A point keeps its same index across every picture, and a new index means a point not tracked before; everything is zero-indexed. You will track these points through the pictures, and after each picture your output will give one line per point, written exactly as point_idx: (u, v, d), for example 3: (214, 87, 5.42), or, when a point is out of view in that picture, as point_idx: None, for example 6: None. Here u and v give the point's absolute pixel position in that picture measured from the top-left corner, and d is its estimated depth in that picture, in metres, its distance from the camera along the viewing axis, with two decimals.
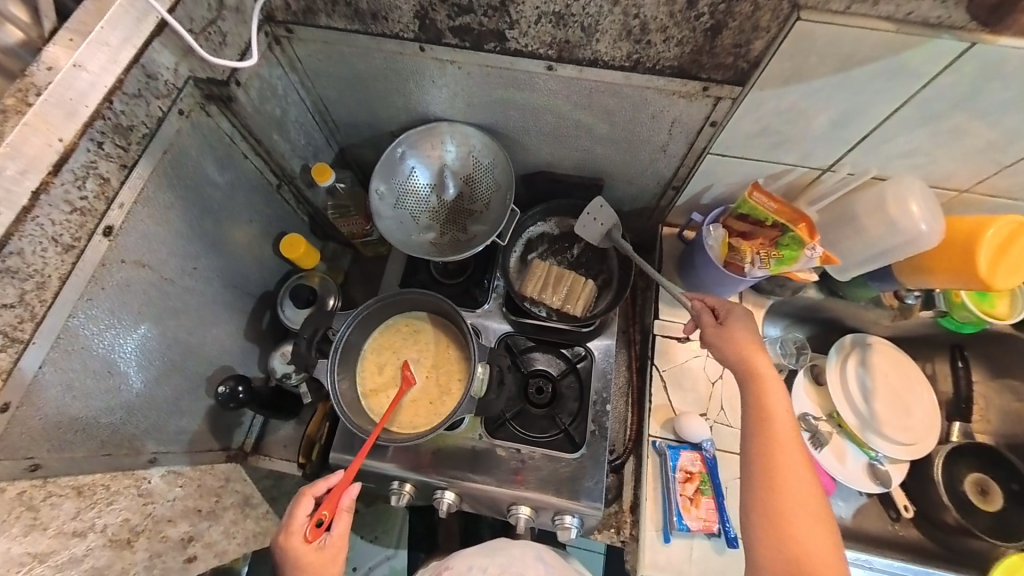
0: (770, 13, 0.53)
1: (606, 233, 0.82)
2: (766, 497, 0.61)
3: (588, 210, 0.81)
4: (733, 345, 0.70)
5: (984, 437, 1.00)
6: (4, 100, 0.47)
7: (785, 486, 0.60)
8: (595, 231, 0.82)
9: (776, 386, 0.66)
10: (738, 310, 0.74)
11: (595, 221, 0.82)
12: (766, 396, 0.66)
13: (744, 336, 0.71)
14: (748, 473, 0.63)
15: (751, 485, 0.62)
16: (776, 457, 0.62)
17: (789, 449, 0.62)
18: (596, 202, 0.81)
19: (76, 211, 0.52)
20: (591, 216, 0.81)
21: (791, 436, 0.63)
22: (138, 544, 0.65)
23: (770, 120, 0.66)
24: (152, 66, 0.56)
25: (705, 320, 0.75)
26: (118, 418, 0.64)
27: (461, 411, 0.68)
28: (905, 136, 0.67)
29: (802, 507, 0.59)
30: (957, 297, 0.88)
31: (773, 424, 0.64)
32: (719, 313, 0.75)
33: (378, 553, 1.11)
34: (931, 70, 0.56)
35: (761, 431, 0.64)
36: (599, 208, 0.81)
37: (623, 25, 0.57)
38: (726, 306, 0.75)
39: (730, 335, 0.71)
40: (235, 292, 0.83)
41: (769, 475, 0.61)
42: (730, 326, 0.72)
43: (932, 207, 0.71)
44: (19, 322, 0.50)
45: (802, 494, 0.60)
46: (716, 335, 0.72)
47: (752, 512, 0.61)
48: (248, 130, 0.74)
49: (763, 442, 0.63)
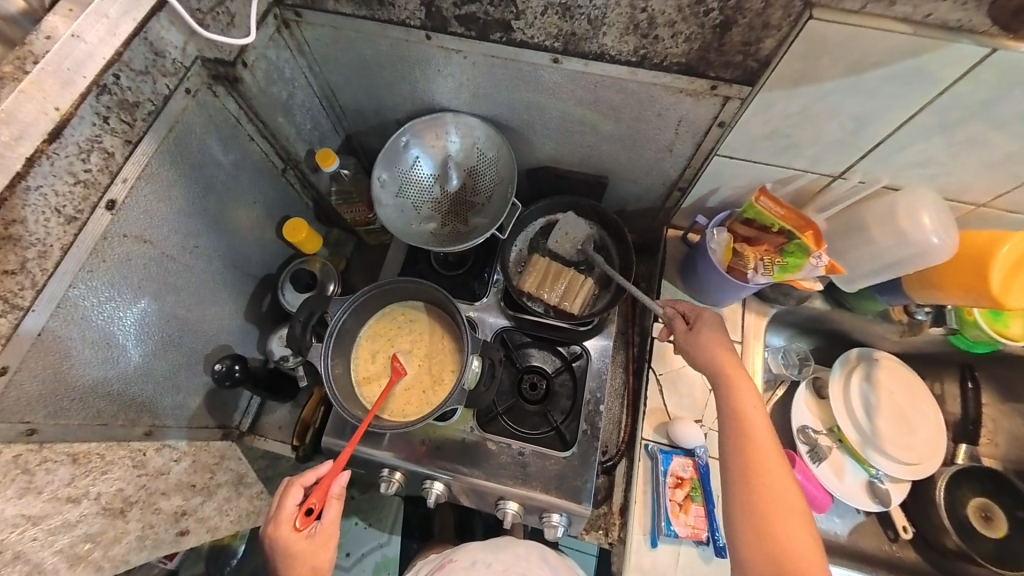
0: (781, 11, 0.52)
1: (579, 246, 0.87)
2: (752, 508, 0.59)
3: (560, 222, 0.87)
4: (708, 352, 0.70)
5: (992, 462, 0.96)
6: (1, 67, 0.47)
7: (767, 493, 0.59)
8: (568, 244, 0.87)
9: (750, 391, 0.66)
10: (708, 314, 0.73)
11: (567, 233, 0.87)
12: (742, 402, 0.65)
13: (716, 341, 0.70)
14: (731, 485, 0.62)
15: (733, 496, 0.61)
16: (755, 465, 0.61)
17: (768, 454, 0.61)
18: (565, 217, 0.87)
19: (79, 182, 0.53)
20: (563, 228, 0.87)
21: (768, 437, 0.63)
22: (131, 514, 0.66)
23: (779, 123, 0.65)
24: (161, 44, 0.57)
25: (677, 326, 0.74)
26: (116, 389, 0.65)
27: (451, 401, 0.67)
28: (920, 145, 0.65)
29: (787, 514, 0.58)
30: (969, 315, 0.85)
31: (750, 429, 0.63)
32: (689, 318, 0.74)
33: (371, 539, 1.12)
34: (950, 76, 0.54)
35: (739, 439, 0.63)
36: (570, 221, 0.87)
37: (630, 18, 0.56)
38: (696, 311, 0.74)
39: (701, 341, 0.71)
40: (236, 273, 0.84)
41: (750, 484, 0.60)
42: (700, 332, 0.72)
43: (945, 220, 0.69)
44: (19, 289, 0.50)
45: (785, 501, 0.59)
46: (687, 341, 0.72)
47: (738, 525, 0.60)
48: (254, 112, 0.74)
49: (741, 451, 0.62)
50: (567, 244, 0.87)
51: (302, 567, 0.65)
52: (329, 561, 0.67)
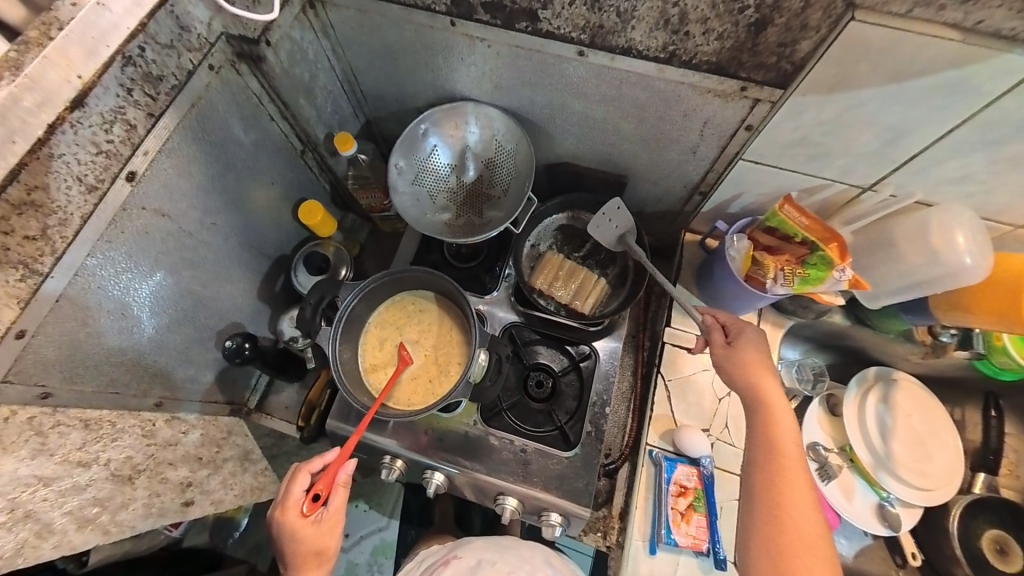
0: (821, 11, 0.49)
1: (620, 237, 0.81)
2: (772, 531, 0.59)
3: (605, 210, 0.79)
4: (746, 370, 0.68)
5: (1010, 494, 0.92)
6: (27, 32, 0.45)
7: (791, 520, 0.59)
8: (610, 233, 0.81)
9: (786, 415, 0.65)
10: (749, 331, 0.71)
11: (609, 223, 0.80)
12: (776, 424, 0.65)
13: (755, 359, 0.69)
14: (752, 505, 0.62)
15: (755, 516, 0.61)
16: (780, 489, 0.61)
17: (796, 481, 0.61)
18: (613, 204, 0.79)
19: (102, 153, 0.54)
20: (605, 217, 0.80)
21: (798, 463, 0.63)
22: (138, 482, 0.68)
23: (810, 130, 0.62)
24: (188, 19, 0.58)
25: (715, 338, 0.72)
26: (133, 359, 0.66)
27: (456, 394, 0.68)
28: (960, 160, 0.62)
29: (807, 544, 0.58)
30: (998, 341, 0.82)
31: (781, 453, 0.63)
32: (729, 331, 0.72)
33: (371, 523, 1.13)
34: (997, 89, 0.51)
35: (768, 463, 0.63)
36: (615, 210, 0.79)
37: (661, 12, 0.54)
38: (737, 324, 0.72)
39: (739, 358, 0.69)
40: (252, 251, 0.85)
41: (775, 509, 0.60)
42: (741, 348, 0.69)
43: (979, 241, 0.66)
44: (39, 255, 0.51)
45: (808, 530, 0.59)
46: (724, 356, 0.70)
47: (755, 546, 0.60)
48: (275, 91, 0.75)
49: (769, 475, 0.62)
50: (608, 234, 0.81)
51: (307, 551, 0.66)
52: (333, 545, 0.68)
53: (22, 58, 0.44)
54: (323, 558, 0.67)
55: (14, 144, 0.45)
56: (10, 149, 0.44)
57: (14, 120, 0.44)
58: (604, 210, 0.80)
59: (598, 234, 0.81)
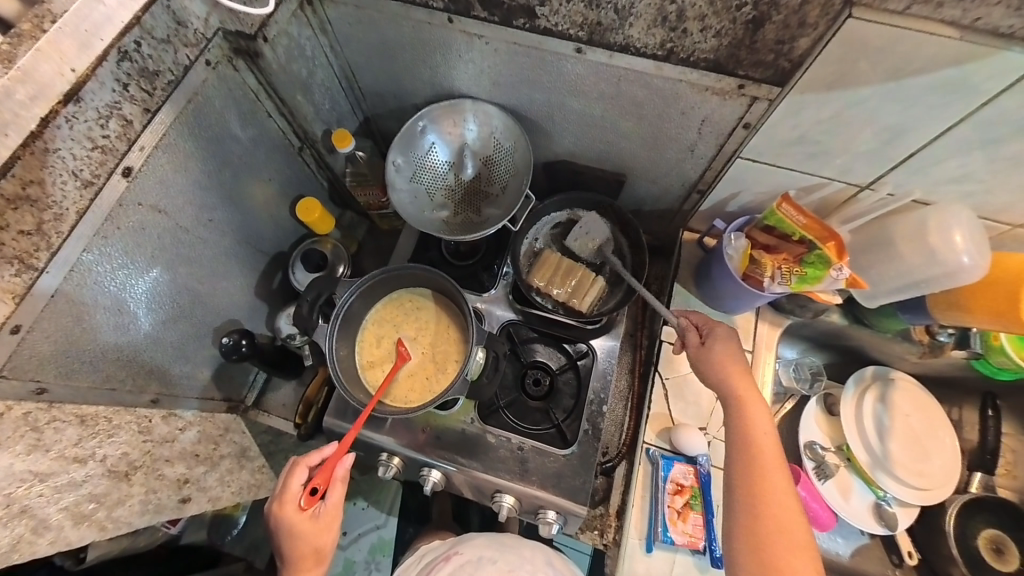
0: (819, 9, 0.49)
1: (598, 248, 0.85)
2: (752, 526, 0.60)
3: (579, 222, 0.85)
4: (719, 368, 0.69)
5: (1006, 493, 0.93)
6: (19, 24, 0.45)
7: (769, 514, 0.60)
8: (587, 243, 0.85)
9: (760, 409, 0.66)
10: (722, 329, 0.72)
11: (586, 234, 0.85)
12: (751, 420, 0.65)
13: (729, 358, 0.69)
14: (732, 502, 0.63)
15: (735, 512, 0.62)
16: (757, 485, 0.61)
17: (772, 475, 0.62)
18: (587, 216, 0.86)
19: (98, 148, 0.54)
20: (583, 229, 0.85)
21: (774, 457, 0.63)
22: (135, 478, 0.68)
23: (808, 128, 0.62)
24: (184, 14, 0.58)
25: (689, 339, 0.72)
26: (129, 355, 0.66)
27: (453, 391, 0.67)
28: (958, 159, 0.62)
29: (786, 537, 0.58)
30: (995, 340, 0.81)
31: (757, 448, 0.63)
32: (703, 330, 0.73)
33: (369, 521, 1.13)
34: (997, 87, 0.51)
35: (745, 458, 0.63)
36: (590, 222, 0.85)
37: (659, 10, 0.54)
38: (709, 324, 0.73)
39: (713, 357, 0.70)
40: (249, 248, 0.85)
41: (756, 506, 0.61)
42: (713, 347, 0.70)
43: (977, 240, 0.66)
44: (34, 250, 0.51)
45: (786, 524, 0.59)
46: (699, 355, 0.71)
47: (737, 543, 0.61)
48: (273, 87, 0.75)
49: (746, 471, 0.63)
50: (587, 245, 0.85)
51: (305, 546, 0.66)
52: (331, 541, 0.68)
53: (14, 51, 0.44)
54: (322, 553, 0.67)
55: (7, 138, 0.45)
56: (3, 143, 0.44)
57: (6, 114, 0.44)
58: (580, 224, 0.86)
59: (579, 246, 0.85)
